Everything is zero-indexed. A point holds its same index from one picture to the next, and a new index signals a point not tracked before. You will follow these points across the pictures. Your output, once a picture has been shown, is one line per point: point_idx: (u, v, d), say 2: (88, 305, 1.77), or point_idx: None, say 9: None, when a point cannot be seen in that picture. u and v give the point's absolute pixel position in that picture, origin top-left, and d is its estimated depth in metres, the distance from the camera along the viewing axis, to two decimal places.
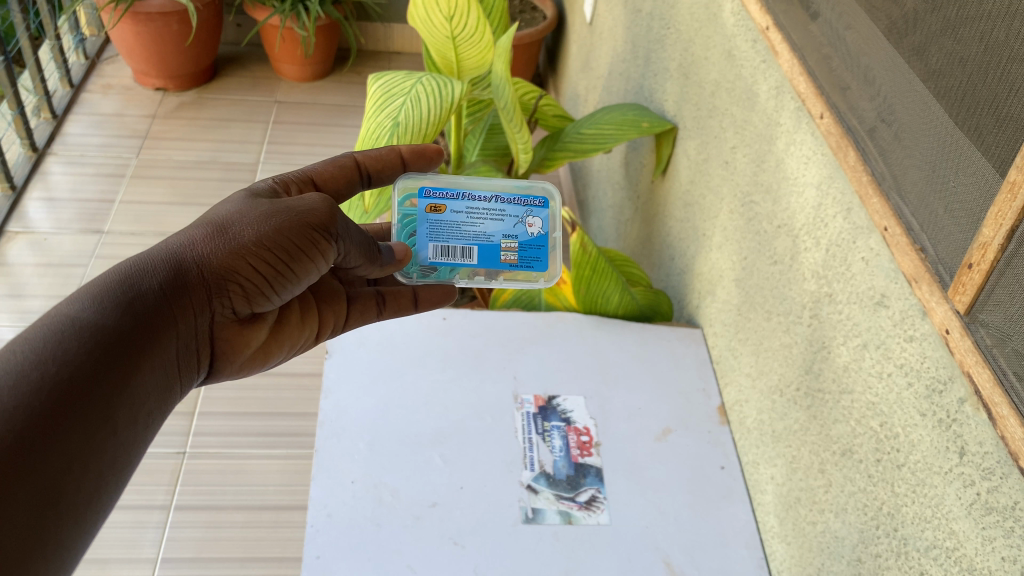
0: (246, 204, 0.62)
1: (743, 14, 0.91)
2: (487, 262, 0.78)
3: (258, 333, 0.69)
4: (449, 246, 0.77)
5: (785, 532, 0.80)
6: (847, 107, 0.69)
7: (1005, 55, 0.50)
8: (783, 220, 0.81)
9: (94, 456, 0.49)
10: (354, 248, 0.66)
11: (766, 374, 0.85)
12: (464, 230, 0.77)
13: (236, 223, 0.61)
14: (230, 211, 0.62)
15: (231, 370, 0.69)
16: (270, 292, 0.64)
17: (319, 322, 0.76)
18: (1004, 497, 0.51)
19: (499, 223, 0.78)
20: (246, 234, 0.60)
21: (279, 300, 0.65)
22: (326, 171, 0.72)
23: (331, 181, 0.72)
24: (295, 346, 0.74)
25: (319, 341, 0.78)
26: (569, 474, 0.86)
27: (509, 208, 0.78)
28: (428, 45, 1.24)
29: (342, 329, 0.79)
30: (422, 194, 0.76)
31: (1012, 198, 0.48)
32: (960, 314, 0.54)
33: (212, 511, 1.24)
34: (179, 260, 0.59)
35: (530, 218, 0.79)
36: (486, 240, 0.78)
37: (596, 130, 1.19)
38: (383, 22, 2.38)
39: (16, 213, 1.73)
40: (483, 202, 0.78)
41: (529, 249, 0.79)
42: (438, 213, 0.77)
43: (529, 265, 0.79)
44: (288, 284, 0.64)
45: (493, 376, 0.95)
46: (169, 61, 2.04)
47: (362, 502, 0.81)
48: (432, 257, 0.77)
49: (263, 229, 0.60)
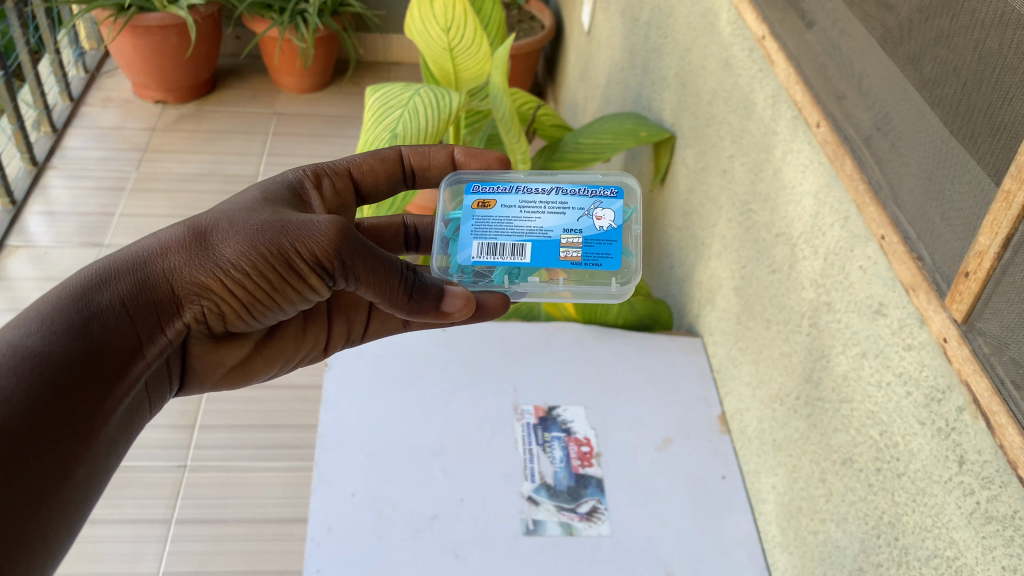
0: (239, 215, 0.60)
1: (738, 23, 0.91)
2: (543, 259, 0.68)
3: (239, 348, 0.69)
4: (498, 242, 0.69)
5: (787, 542, 0.79)
6: (844, 115, 0.69)
7: (1000, 65, 0.50)
8: (782, 229, 0.81)
9: (44, 501, 0.51)
10: (372, 286, 0.60)
11: (767, 383, 0.85)
12: (518, 223, 0.70)
13: (218, 235, 0.59)
14: (220, 220, 0.60)
15: (211, 380, 0.70)
16: (252, 310, 0.62)
17: (328, 337, 0.77)
18: (1004, 506, 0.51)
19: (559, 218, 0.69)
20: (226, 250, 0.59)
21: (260, 315, 0.64)
22: (367, 163, 0.74)
23: (369, 175, 0.74)
24: (291, 361, 0.75)
25: (327, 353, 0.79)
26: (571, 485, 0.85)
27: (572, 202, 0.70)
28: (425, 58, 1.24)
29: (357, 340, 0.80)
30: (468, 190, 0.72)
31: (1007, 207, 0.48)
32: (958, 322, 0.54)
33: (215, 524, 1.24)
34: (146, 270, 0.59)
35: (598, 210, 0.70)
36: (541, 234, 0.69)
37: (595, 139, 1.18)
38: (382, 33, 2.38)
39: (17, 227, 1.73)
40: (542, 193, 0.71)
41: (595, 245, 0.68)
42: (487, 209, 0.71)
43: (597, 265, 0.68)
44: (271, 303, 0.62)
45: (495, 387, 0.95)
46: (168, 73, 2.05)
47: (364, 515, 0.81)
48: (476, 254, 0.69)
49: (245, 248, 0.58)
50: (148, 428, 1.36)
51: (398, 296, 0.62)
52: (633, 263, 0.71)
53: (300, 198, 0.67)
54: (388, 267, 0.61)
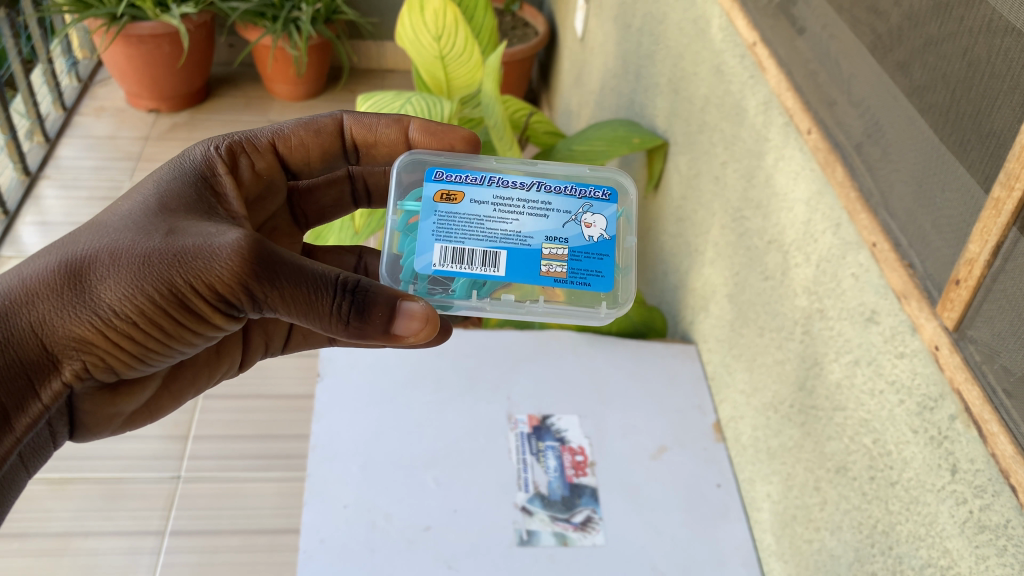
0: (122, 244, 0.54)
1: (729, 29, 0.91)
2: (520, 272, 0.61)
3: (135, 398, 0.65)
4: (466, 247, 0.61)
5: (782, 550, 0.79)
6: (835, 122, 0.69)
7: (988, 72, 0.50)
8: (774, 236, 0.81)
9: None
10: (294, 311, 0.53)
11: (761, 391, 0.85)
12: (492, 225, 0.62)
13: (98, 272, 0.54)
14: (99, 251, 0.55)
15: (108, 427, 0.66)
16: (147, 348, 0.57)
17: (246, 352, 0.75)
18: (997, 515, 0.51)
19: (542, 222, 0.63)
20: (109, 290, 0.54)
21: (154, 352, 0.58)
22: (298, 137, 0.70)
23: (300, 149, 0.70)
24: (202, 384, 0.73)
25: (243, 368, 0.77)
26: (565, 495, 0.85)
27: (557, 204, 0.63)
28: (416, 66, 1.24)
29: (275, 351, 0.79)
30: (430, 177, 0.64)
31: (997, 214, 0.48)
32: (949, 330, 0.54)
33: (210, 535, 1.24)
34: (14, 322, 0.54)
35: (586, 216, 0.64)
36: (519, 240, 0.62)
37: (586, 146, 1.17)
38: (376, 40, 2.38)
39: (10, 238, 1.73)
40: (520, 191, 0.64)
41: (581, 259, 0.62)
42: (453, 203, 0.63)
43: (585, 283, 0.62)
44: (169, 337, 0.57)
45: (488, 397, 0.94)
46: (162, 83, 2.05)
47: (356, 527, 0.80)
48: (437, 262, 0.61)
49: (131, 283, 0.54)
50: (141, 439, 1.36)
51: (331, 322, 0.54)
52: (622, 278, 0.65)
53: (207, 203, 0.61)
54: (315, 284, 0.53)
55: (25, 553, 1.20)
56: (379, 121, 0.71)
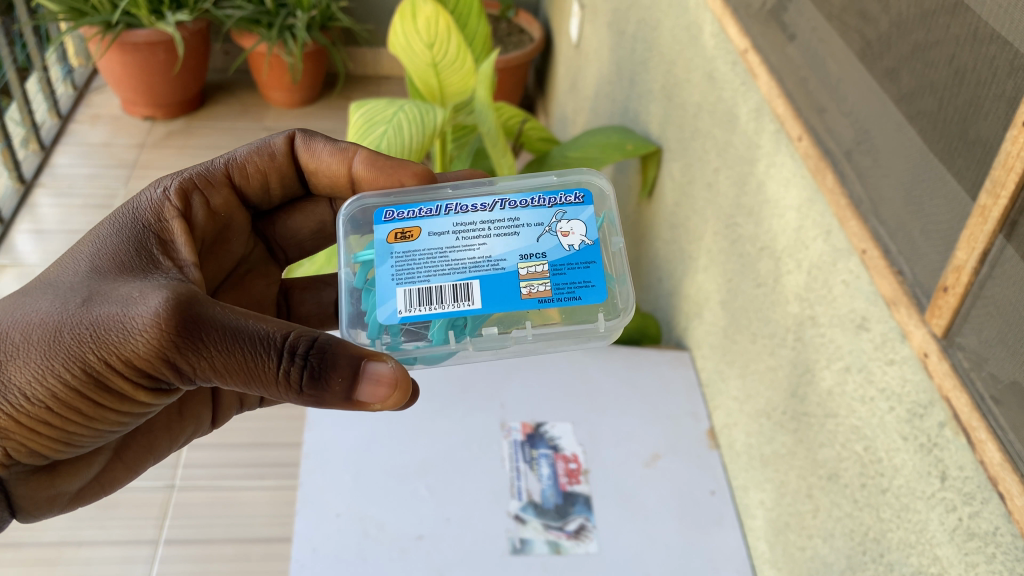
0: (46, 317, 0.55)
1: (721, 36, 0.91)
2: (498, 300, 0.59)
3: (79, 475, 0.64)
4: (432, 287, 0.59)
5: (776, 557, 0.79)
6: (825, 129, 0.69)
7: (975, 79, 0.50)
8: (766, 242, 0.81)
9: None
10: (231, 379, 0.52)
11: (754, 398, 0.85)
12: (458, 255, 0.60)
13: (19, 347, 0.54)
14: (15, 330, 0.55)
15: (52, 508, 0.64)
16: (70, 425, 0.57)
17: (215, 412, 0.75)
18: (986, 522, 0.51)
19: (513, 242, 0.61)
20: (28, 363, 0.54)
21: (84, 430, 0.58)
22: (248, 162, 0.73)
23: (251, 176, 0.73)
24: (165, 451, 0.71)
25: (215, 424, 0.76)
26: (558, 503, 0.85)
27: (526, 220, 0.62)
28: (410, 74, 1.24)
29: (252, 405, 0.77)
30: (380, 219, 0.63)
31: (984, 221, 0.48)
32: (938, 337, 0.54)
33: (204, 544, 1.24)
34: None
35: (562, 224, 0.62)
36: (491, 264, 0.60)
37: (580, 154, 1.17)
38: (371, 47, 2.38)
39: (5, 246, 1.74)
40: (483, 213, 0.62)
41: (563, 273, 0.60)
42: (411, 241, 0.61)
43: (575, 296, 0.59)
44: (94, 413, 0.57)
45: (480, 405, 0.94)
46: (156, 90, 2.05)
47: (349, 535, 0.80)
48: (402, 308, 0.59)
49: (52, 356, 0.54)
50: None
51: (274, 389, 0.52)
52: (617, 289, 0.62)
53: (147, 259, 0.61)
54: (252, 347, 0.51)
55: (19, 563, 1.20)
56: (324, 150, 0.72)
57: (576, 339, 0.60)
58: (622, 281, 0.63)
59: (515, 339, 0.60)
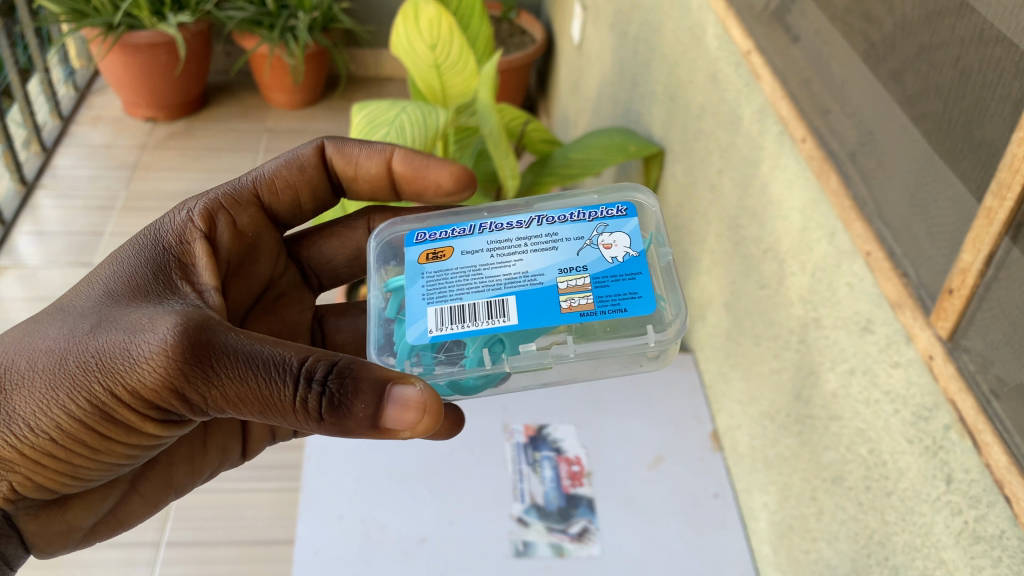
0: (58, 346, 0.56)
1: (724, 38, 0.91)
2: (536, 315, 0.58)
3: (92, 510, 0.65)
4: (464, 304, 0.58)
5: (779, 560, 0.79)
6: (829, 131, 0.69)
7: (980, 81, 0.49)
8: (770, 244, 0.80)
9: None
10: (246, 407, 0.52)
11: (757, 400, 0.84)
12: (492, 270, 0.60)
13: (29, 377, 0.55)
14: (22, 362, 0.56)
15: (65, 544, 0.65)
16: (76, 458, 0.58)
17: (244, 443, 0.74)
18: (992, 526, 0.51)
19: (553, 257, 0.60)
20: (36, 393, 0.55)
21: (91, 462, 0.59)
22: (278, 176, 0.75)
23: (281, 190, 0.75)
24: (187, 486, 0.71)
25: (246, 456, 0.76)
26: (561, 506, 0.85)
27: (567, 235, 0.62)
28: (412, 76, 1.24)
29: (284, 435, 0.77)
30: (412, 241, 0.63)
31: (989, 224, 0.48)
32: (943, 340, 0.53)
33: (207, 547, 1.24)
34: None
35: (604, 238, 0.61)
36: (529, 280, 0.59)
37: (583, 154, 1.16)
38: (372, 48, 2.38)
39: (7, 248, 1.74)
40: (519, 230, 0.62)
41: (606, 286, 0.59)
42: (442, 260, 0.62)
43: (620, 308, 0.58)
44: (100, 444, 0.57)
45: (482, 407, 0.94)
46: (158, 91, 2.05)
47: (350, 538, 0.80)
48: (433, 328, 0.58)
49: (61, 386, 0.55)
50: None
51: (293, 416, 0.51)
52: (667, 304, 0.61)
53: (160, 285, 0.61)
54: (267, 372, 0.51)
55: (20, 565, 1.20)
56: (359, 152, 0.76)
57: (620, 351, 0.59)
58: (672, 297, 0.61)
59: (555, 356, 0.59)
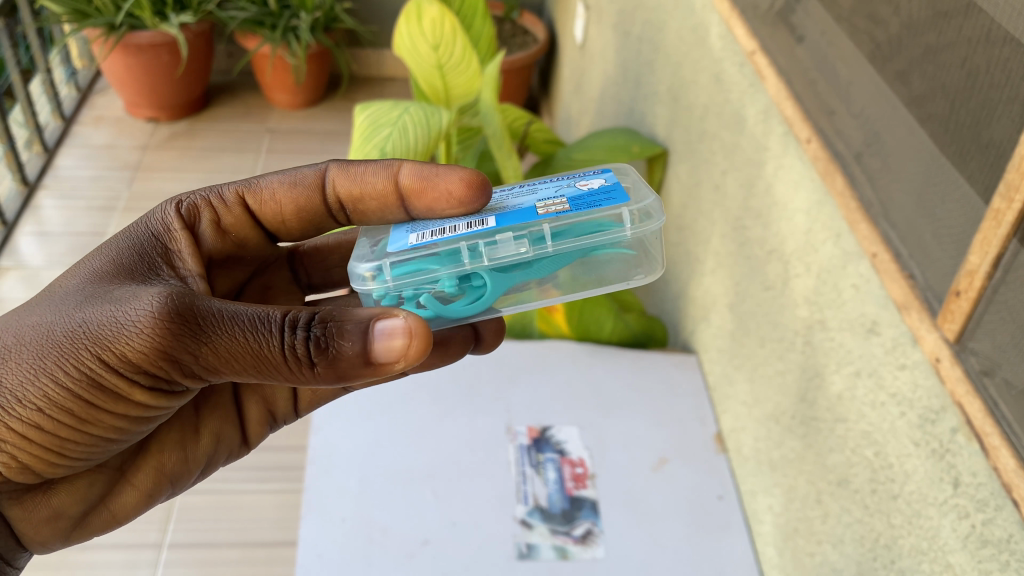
0: (44, 322, 0.54)
1: (729, 38, 0.90)
2: (512, 218, 0.57)
3: (78, 497, 0.63)
4: (445, 227, 0.58)
5: (785, 563, 0.79)
6: (834, 132, 0.68)
7: (988, 82, 0.49)
8: (774, 245, 0.80)
9: None
10: (235, 364, 0.51)
11: (762, 402, 0.84)
12: (476, 212, 0.60)
13: (13, 351, 0.53)
14: (9, 335, 0.54)
15: (55, 534, 0.63)
16: (62, 430, 0.55)
17: (240, 429, 0.72)
18: (1000, 529, 0.50)
19: (534, 197, 0.60)
20: (19, 364, 0.53)
21: (78, 437, 0.56)
22: (272, 190, 0.68)
23: (274, 205, 0.68)
24: (184, 480, 0.69)
25: (249, 444, 0.74)
26: (565, 508, 0.84)
27: (548, 187, 0.62)
28: (415, 77, 1.24)
29: (284, 418, 0.74)
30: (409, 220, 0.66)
31: (997, 225, 0.48)
32: (950, 342, 0.53)
33: (209, 548, 1.23)
34: None
35: (584, 181, 0.61)
36: (509, 208, 0.59)
37: (586, 155, 1.16)
38: (375, 48, 2.38)
39: (9, 248, 1.74)
40: (506, 195, 0.63)
41: (583, 198, 0.58)
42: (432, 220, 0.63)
43: (597, 204, 0.57)
44: (88, 414, 0.55)
45: (484, 409, 0.94)
46: (160, 92, 2.05)
47: (352, 539, 0.80)
48: (413, 240, 0.58)
49: (46, 355, 0.53)
50: None
51: (282, 365, 0.51)
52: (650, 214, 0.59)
53: (145, 269, 0.61)
54: (254, 327, 0.51)
55: None
56: (364, 170, 0.66)
57: (599, 237, 0.57)
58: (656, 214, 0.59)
59: (533, 250, 0.57)
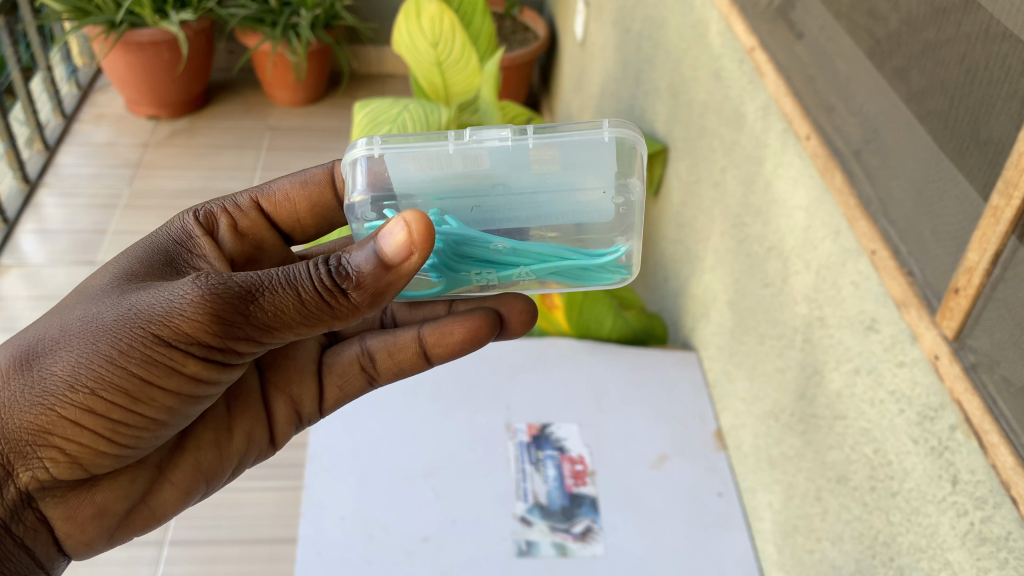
0: (91, 313, 0.55)
1: (727, 34, 0.90)
2: None
3: (123, 496, 0.62)
4: None
5: (784, 560, 0.78)
6: (833, 128, 0.68)
7: (987, 78, 0.49)
8: (773, 242, 0.80)
9: None
10: (276, 314, 0.52)
11: (761, 399, 0.84)
12: None
13: (67, 341, 0.54)
14: (54, 331, 0.56)
15: (100, 534, 0.61)
16: (116, 413, 0.55)
17: (270, 428, 0.72)
18: (998, 527, 0.50)
19: None
20: (72, 350, 0.54)
21: (135, 420, 0.56)
22: (284, 191, 0.68)
23: (288, 204, 0.68)
24: (215, 483, 0.68)
25: (276, 444, 0.73)
26: (564, 505, 0.84)
27: None
28: (415, 73, 1.23)
29: (313, 418, 0.74)
30: None
31: (995, 223, 0.48)
32: (949, 339, 0.53)
33: (210, 546, 1.24)
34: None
35: None
36: None
37: None
38: (376, 45, 2.38)
39: (11, 245, 1.74)
40: None
41: None
42: None
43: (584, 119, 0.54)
44: (142, 394, 0.55)
45: (485, 407, 0.94)
46: (162, 89, 2.05)
47: (353, 537, 0.80)
48: None
49: (99, 338, 0.54)
50: None
51: (321, 304, 0.52)
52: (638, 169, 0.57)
53: (169, 268, 0.63)
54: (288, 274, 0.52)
55: None
56: None
57: (581, 133, 0.53)
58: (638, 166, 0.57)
59: (514, 137, 0.53)
